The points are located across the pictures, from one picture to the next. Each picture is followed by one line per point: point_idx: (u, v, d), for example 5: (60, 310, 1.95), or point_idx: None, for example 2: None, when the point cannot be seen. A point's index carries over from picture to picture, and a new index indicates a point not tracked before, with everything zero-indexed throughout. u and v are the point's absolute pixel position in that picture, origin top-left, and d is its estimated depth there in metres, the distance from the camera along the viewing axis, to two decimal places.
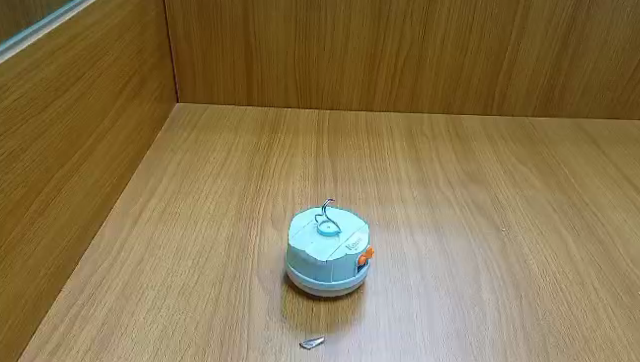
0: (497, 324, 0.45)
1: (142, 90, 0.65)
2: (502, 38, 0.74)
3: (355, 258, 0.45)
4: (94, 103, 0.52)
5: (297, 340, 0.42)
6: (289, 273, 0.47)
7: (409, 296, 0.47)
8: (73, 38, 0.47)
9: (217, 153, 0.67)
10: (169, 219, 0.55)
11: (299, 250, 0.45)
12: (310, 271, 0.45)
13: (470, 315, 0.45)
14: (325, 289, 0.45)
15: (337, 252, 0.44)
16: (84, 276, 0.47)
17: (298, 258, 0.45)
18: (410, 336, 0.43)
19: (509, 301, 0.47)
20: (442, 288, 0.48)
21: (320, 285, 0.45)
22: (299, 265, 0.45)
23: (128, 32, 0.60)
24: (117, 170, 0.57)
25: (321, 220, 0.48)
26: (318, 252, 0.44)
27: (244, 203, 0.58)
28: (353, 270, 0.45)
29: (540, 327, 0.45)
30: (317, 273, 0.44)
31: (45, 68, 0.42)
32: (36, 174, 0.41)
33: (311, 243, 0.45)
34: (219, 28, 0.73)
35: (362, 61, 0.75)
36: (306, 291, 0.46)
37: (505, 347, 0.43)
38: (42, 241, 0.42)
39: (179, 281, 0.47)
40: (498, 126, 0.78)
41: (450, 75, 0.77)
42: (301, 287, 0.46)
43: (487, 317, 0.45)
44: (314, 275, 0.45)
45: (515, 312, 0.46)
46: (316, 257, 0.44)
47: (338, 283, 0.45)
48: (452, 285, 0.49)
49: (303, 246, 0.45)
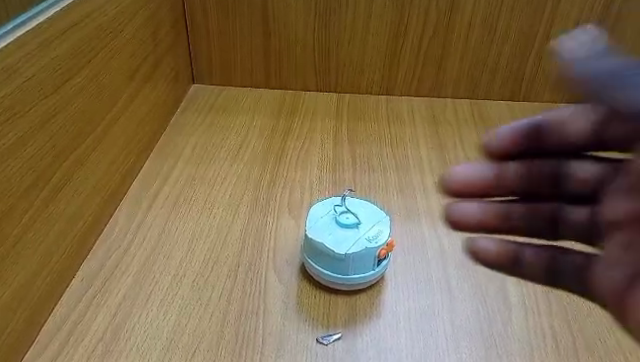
0: (524, 324, 0.42)
1: (158, 71, 0.63)
2: (533, 18, 0.70)
3: (376, 251, 0.43)
4: (108, 84, 0.50)
5: (313, 334, 0.40)
6: (306, 265, 0.45)
7: (430, 290, 0.45)
8: (85, 17, 0.45)
9: (233, 138, 0.65)
10: (183, 206, 0.53)
11: (316, 242, 0.43)
12: (328, 264, 0.43)
13: (494, 313, 0.43)
14: (343, 283, 0.43)
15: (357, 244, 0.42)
16: (98, 262, 0.46)
17: (315, 250, 0.44)
18: (431, 333, 0.41)
19: (536, 299, 0.45)
20: (465, 284, 0.46)
21: (338, 278, 0.43)
22: (316, 257, 0.44)
23: (143, 10, 0.58)
24: (131, 154, 0.56)
25: (339, 211, 0.46)
26: (336, 245, 0.43)
27: (259, 191, 0.56)
28: (373, 263, 0.43)
29: (570, 328, 0.42)
30: (335, 266, 0.43)
31: (57, 48, 0.41)
32: (47, 157, 0.40)
33: (329, 235, 0.44)
34: (237, 8, 0.70)
35: (384, 42, 0.72)
36: (324, 283, 0.44)
37: (531, 348, 0.40)
38: (55, 226, 0.41)
39: (194, 270, 0.46)
40: (525, 112, 0.75)
41: (477, 58, 0.74)
42: (319, 279, 0.44)
43: (513, 315, 0.43)
44: (332, 268, 0.43)
45: (543, 311, 0.44)
46: (334, 250, 0.42)
47: (357, 276, 0.43)
48: (476, 281, 0.46)
49: (321, 238, 0.43)
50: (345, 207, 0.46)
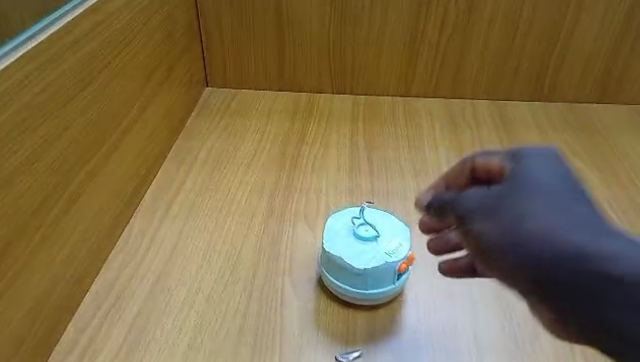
0: (552, 340, 0.41)
1: (171, 76, 0.62)
2: (557, 16, 0.67)
3: (395, 266, 0.42)
4: (121, 92, 0.49)
5: (331, 352, 0.39)
6: (324, 278, 0.44)
7: (456, 301, 0.44)
8: (97, 26, 0.44)
9: (248, 143, 0.64)
10: (198, 215, 0.53)
11: (334, 256, 0.42)
12: (347, 280, 0.42)
13: (520, 329, 0.42)
14: (363, 298, 0.42)
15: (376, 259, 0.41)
16: (112, 275, 0.46)
17: (333, 264, 0.42)
18: (454, 351, 0.40)
19: None
20: (488, 297, 0.44)
21: (358, 293, 0.42)
22: (334, 271, 0.42)
23: (155, 16, 0.57)
24: (145, 162, 0.55)
25: (357, 224, 0.45)
26: (355, 259, 0.42)
27: (275, 199, 0.55)
28: (393, 278, 0.42)
29: None
30: (353, 281, 0.42)
31: (70, 58, 0.40)
32: (60, 171, 0.39)
33: (347, 249, 0.43)
34: (251, 10, 0.69)
35: (402, 42, 0.70)
36: (342, 297, 0.43)
37: None
38: (69, 241, 0.41)
39: (209, 283, 0.45)
40: (548, 114, 0.73)
41: (497, 58, 0.71)
42: (337, 294, 0.43)
43: (540, 331, 0.41)
44: (351, 283, 0.42)
45: None
46: (352, 265, 0.41)
47: (377, 292, 0.42)
48: (500, 294, 0.45)
49: (339, 251, 0.42)
50: (362, 219, 0.45)
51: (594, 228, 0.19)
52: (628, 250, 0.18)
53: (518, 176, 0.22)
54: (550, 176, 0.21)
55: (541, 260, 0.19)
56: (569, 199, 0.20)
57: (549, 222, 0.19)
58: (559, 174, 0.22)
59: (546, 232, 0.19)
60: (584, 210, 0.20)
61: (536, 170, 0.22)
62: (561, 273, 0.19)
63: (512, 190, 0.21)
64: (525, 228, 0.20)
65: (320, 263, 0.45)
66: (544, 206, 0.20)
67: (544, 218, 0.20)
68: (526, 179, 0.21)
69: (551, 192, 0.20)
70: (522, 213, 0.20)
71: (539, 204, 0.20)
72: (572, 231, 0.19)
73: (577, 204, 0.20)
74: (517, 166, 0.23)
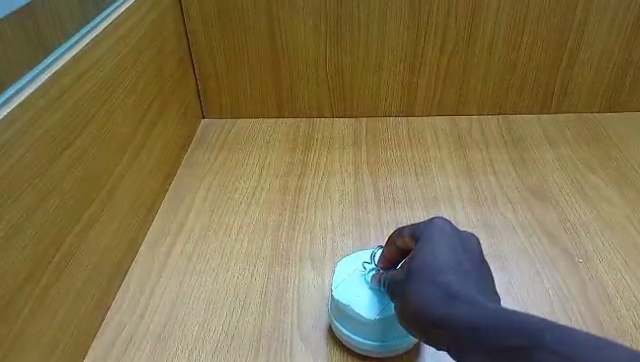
0: None
1: (165, 114, 0.60)
2: (562, 27, 0.65)
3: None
4: (111, 141, 0.47)
5: None
6: (334, 327, 0.42)
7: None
8: (81, 76, 0.42)
9: (247, 179, 0.62)
10: (198, 263, 0.50)
11: (344, 305, 0.40)
12: (357, 331, 0.40)
13: None
14: (376, 350, 0.40)
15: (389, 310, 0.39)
16: (111, 337, 0.43)
17: (342, 313, 0.40)
18: None
19: None
20: None
21: (370, 345, 0.40)
22: (344, 321, 0.40)
23: (144, 56, 0.54)
24: (141, 209, 0.53)
25: (367, 267, 0.42)
26: (366, 308, 0.39)
27: (279, 241, 0.53)
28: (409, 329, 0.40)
29: None
30: (365, 331, 0.39)
31: (52, 116, 0.37)
32: (47, 238, 0.37)
33: (358, 297, 0.40)
34: (243, 39, 0.67)
35: (401, 62, 0.68)
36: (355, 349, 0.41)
37: None
38: (62, 309, 0.38)
39: (213, 340, 0.42)
40: (558, 126, 0.70)
41: (502, 71, 0.68)
42: (349, 345, 0.41)
43: None
44: (362, 334, 0.40)
45: None
46: (363, 314, 0.39)
47: (391, 344, 0.40)
48: None
49: (349, 300, 0.40)
50: (373, 262, 0.42)
51: (451, 295, 0.26)
52: (468, 308, 0.25)
53: (413, 259, 0.31)
54: (430, 256, 0.30)
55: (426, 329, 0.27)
56: (441, 273, 0.28)
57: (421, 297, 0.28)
58: (443, 255, 0.30)
59: (417, 301, 0.28)
60: (451, 279, 0.28)
61: (429, 254, 0.30)
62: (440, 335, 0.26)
63: (411, 277, 0.30)
64: (411, 302, 0.29)
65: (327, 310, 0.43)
66: (421, 286, 0.28)
67: (417, 292, 0.28)
68: (418, 262, 0.30)
69: (425, 270, 0.29)
70: (407, 291, 0.30)
71: (419, 281, 0.29)
72: (436, 302, 0.27)
73: (446, 276, 0.28)
74: (421, 251, 0.31)
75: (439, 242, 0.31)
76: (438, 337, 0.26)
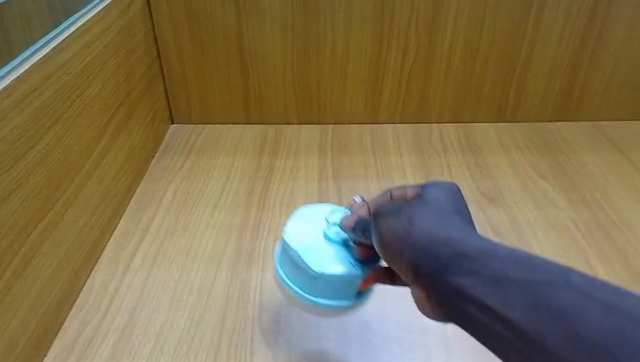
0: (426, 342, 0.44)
1: (133, 118, 0.61)
2: (515, 40, 0.69)
3: (359, 278, 0.41)
4: (77, 142, 0.48)
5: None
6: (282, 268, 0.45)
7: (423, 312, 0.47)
8: (48, 78, 0.43)
9: (213, 182, 0.63)
10: (163, 263, 0.52)
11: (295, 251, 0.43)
12: (308, 286, 0.42)
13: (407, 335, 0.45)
14: (323, 309, 0.43)
15: (340, 266, 0.41)
16: (73, 333, 0.44)
17: (298, 266, 0.43)
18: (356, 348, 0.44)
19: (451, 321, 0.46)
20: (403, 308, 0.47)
21: (319, 303, 0.42)
22: (293, 267, 0.44)
23: (112, 61, 0.56)
24: (107, 210, 0.54)
25: (328, 220, 0.45)
26: (311, 260, 0.42)
27: (243, 241, 0.54)
28: (355, 290, 0.42)
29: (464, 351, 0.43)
30: (304, 282, 0.43)
31: (17, 116, 0.39)
32: (10, 234, 0.37)
33: (310, 248, 0.43)
34: (213, 46, 0.69)
35: (365, 70, 0.71)
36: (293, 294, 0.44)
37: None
38: (23, 304, 0.39)
39: (175, 336, 0.44)
40: (512, 134, 0.73)
41: (461, 81, 0.72)
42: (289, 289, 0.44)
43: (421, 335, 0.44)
44: (312, 293, 0.42)
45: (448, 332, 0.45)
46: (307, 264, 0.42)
47: (337, 304, 0.42)
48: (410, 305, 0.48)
49: (300, 249, 0.43)
50: (336, 215, 0.45)
51: (463, 236, 0.29)
52: (480, 244, 0.27)
53: (420, 206, 0.34)
54: (439, 207, 0.33)
55: (424, 256, 0.29)
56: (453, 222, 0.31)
57: (428, 231, 0.30)
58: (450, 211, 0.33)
59: (422, 230, 0.31)
60: (460, 228, 0.30)
61: (438, 205, 0.33)
62: (437, 261, 0.28)
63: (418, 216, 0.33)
64: (413, 227, 0.31)
65: (281, 261, 0.45)
66: (431, 224, 0.31)
67: (425, 221, 0.31)
68: (428, 207, 0.33)
69: (437, 211, 0.33)
70: (413, 219, 0.32)
71: (430, 220, 0.31)
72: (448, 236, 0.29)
73: (455, 225, 0.31)
74: (430, 201, 0.34)
75: (447, 196, 0.35)
76: (430, 256, 0.29)
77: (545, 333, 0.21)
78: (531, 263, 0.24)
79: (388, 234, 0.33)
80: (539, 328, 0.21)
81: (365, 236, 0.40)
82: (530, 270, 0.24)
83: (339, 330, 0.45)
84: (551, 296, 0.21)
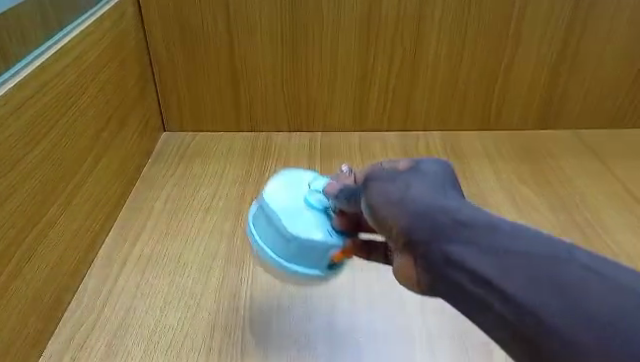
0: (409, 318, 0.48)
1: (126, 126, 0.63)
2: (497, 51, 0.71)
3: (333, 250, 0.40)
4: (72, 148, 0.49)
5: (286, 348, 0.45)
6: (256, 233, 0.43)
7: (409, 312, 0.48)
8: (43, 87, 0.44)
9: (205, 188, 0.65)
10: (156, 266, 0.53)
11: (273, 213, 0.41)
12: (280, 249, 0.40)
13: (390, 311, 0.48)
14: (291, 275, 0.41)
15: (317, 234, 0.40)
16: (68, 335, 0.45)
17: (273, 226, 0.41)
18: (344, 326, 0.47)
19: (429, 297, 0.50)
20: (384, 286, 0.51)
21: (288, 269, 0.40)
22: (268, 230, 0.42)
23: (105, 70, 0.57)
24: (100, 214, 0.55)
25: (312, 187, 0.43)
26: (290, 223, 0.40)
27: (234, 245, 0.56)
28: (325, 263, 0.40)
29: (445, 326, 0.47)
30: (278, 246, 0.40)
31: (13, 123, 0.40)
32: (6, 238, 0.38)
33: (289, 212, 0.41)
34: (204, 56, 0.70)
35: (353, 79, 0.73)
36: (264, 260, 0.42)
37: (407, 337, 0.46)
38: (19, 307, 0.40)
39: (168, 337, 0.45)
40: (495, 141, 0.76)
41: (445, 90, 0.74)
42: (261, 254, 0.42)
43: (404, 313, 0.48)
44: (286, 257, 0.40)
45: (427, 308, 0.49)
46: (284, 227, 0.40)
47: (306, 273, 0.40)
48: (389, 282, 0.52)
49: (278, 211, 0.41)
50: (320, 183, 0.44)
51: (461, 206, 0.30)
52: (481, 215, 0.28)
53: (411, 172, 0.34)
54: (430, 176, 0.34)
55: (419, 220, 0.30)
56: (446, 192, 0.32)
57: (424, 197, 0.31)
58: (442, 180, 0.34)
59: (417, 196, 0.31)
60: (454, 198, 0.31)
61: (430, 174, 0.34)
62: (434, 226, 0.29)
63: (411, 182, 0.33)
64: (409, 193, 0.32)
65: (256, 219, 0.43)
66: (427, 191, 0.32)
67: (424, 190, 0.32)
68: (422, 176, 0.34)
69: (433, 182, 0.33)
70: (409, 185, 0.33)
71: (426, 188, 0.32)
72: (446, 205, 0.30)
73: (449, 195, 0.32)
74: (420, 168, 0.35)
75: (440, 167, 0.35)
76: (428, 222, 0.29)
77: (552, 310, 0.22)
78: (540, 241, 0.26)
79: (379, 195, 0.33)
80: (546, 305, 0.23)
81: (348, 205, 0.39)
82: (538, 247, 0.25)
83: (328, 330, 0.46)
84: (561, 277, 0.23)
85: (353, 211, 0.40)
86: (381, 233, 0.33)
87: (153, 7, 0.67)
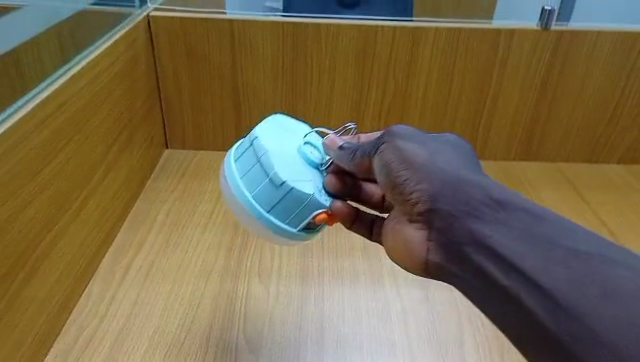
0: (395, 325, 0.52)
1: (132, 142, 0.66)
2: (482, 86, 0.76)
3: (312, 212, 0.43)
4: (84, 162, 0.53)
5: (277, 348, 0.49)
6: (239, 170, 0.44)
7: (394, 320, 0.53)
8: (62, 105, 0.48)
9: (205, 204, 0.68)
10: (155, 276, 0.56)
11: (268, 154, 0.43)
12: (262, 196, 0.42)
13: (378, 317, 0.53)
14: (265, 223, 0.43)
15: (302, 192, 0.42)
16: (72, 337, 0.48)
17: (260, 171, 0.43)
18: (335, 327, 0.51)
19: (415, 308, 0.55)
20: (371, 296, 0.56)
21: (264, 218, 0.43)
22: (256, 169, 0.43)
23: (117, 90, 0.61)
24: (105, 226, 0.58)
25: (305, 141, 0.46)
26: (285, 170, 0.43)
27: (230, 258, 0.59)
28: (305, 221, 0.43)
29: (425, 336, 0.51)
30: (265, 190, 0.42)
31: (35, 138, 0.44)
32: (24, 243, 0.42)
33: (285, 160, 0.44)
34: (209, 80, 0.75)
35: (348, 106, 0.77)
36: (242, 200, 0.43)
37: (392, 343, 0.50)
38: (30, 308, 0.43)
39: (166, 342, 0.48)
40: None
41: (434, 120, 0.79)
42: (240, 194, 0.43)
43: (392, 322, 0.53)
44: (270, 203, 0.42)
45: (412, 318, 0.53)
46: (279, 172, 0.42)
47: (281, 227, 0.43)
48: (377, 294, 0.56)
49: (274, 155, 0.43)
50: (313, 139, 0.47)
51: (498, 187, 0.34)
52: (520, 201, 0.33)
53: (441, 145, 0.38)
54: (457, 151, 0.38)
55: (455, 197, 0.34)
56: (477, 172, 0.36)
57: (456, 173, 0.35)
58: (467, 158, 0.38)
59: (447, 170, 0.35)
60: (484, 177, 0.36)
61: (456, 150, 0.38)
62: (472, 205, 0.33)
63: (439, 155, 0.37)
64: (440, 165, 0.36)
65: (241, 157, 0.45)
66: (461, 168, 0.36)
67: (455, 164, 0.36)
68: (449, 150, 0.38)
69: (458, 156, 0.38)
70: (439, 156, 0.37)
71: (459, 164, 0.36)
72: (481, 185, 0.34)
73: (481, 174, 0.36)
74: (448, 144, 0.39)
75: (462, 145, 0.40)
76: (459, 198, 0.34)
77: (600, 314, 0.27)
78: (575, 235, 0.31)
79: (400, 157, 0.37)
80: (595, 309, 0.28)
81: (351, 161, 0.43)
82: (579, 244, 0.31)
83: (317, 342, 0.50)
84: (605, 279, 0.28)
85: (352, 171, 0.44)
86: (400, 197, 0.38)
87: (162, 31, 0.72)
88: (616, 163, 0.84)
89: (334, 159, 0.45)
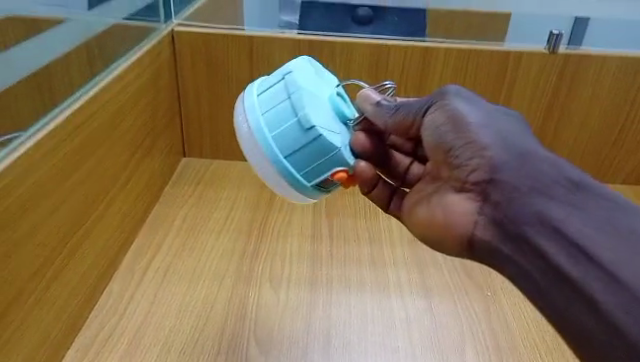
0: (398, 333, 0.54)
1: (154, 150, 0.70)
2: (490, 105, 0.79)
3: (332, 169, 0.44)
4: (110, 167, 0.56)
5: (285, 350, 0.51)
6: (264, 106, 0.45)
7: (399, 327, 0.55)
8: (93, 114, 0.52)
9: (219, 211, 0.71)
10: (171, 278, 0.59)
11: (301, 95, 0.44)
12: (286, 139, 0.43)
13: (382, 324, 0.55)
14: (281, 168, 0.44)
15: (329, 143, 0.43)
16: (93, 332, 0.51)
17: (288, 111, 0.44)
18: (340, 332, 0.54)
19: (419, 318, 0.57)
20: (376, 304, 0.58)
21: (279, 164, 0.44)
22: (284, 107, 0.44)
23: (141, 100, 0.65)
24: (126, 229, 0.61)
25: (337, 93, 0.47)
26: (315, 116, 0.43)
27: (242, 264, 0.62)
28: (320, 176, 0.45)
29: (427, 344, 0.53)
30: (291, 132, 0.43)
31: (68, 143, 0.47)
32: (54, 241, 0.45)
33: (317, 106, 0.44)
34: (227, 92, 0.78)
35: None
36: (263, 137, 0.44)
37: (394, 349, 0.52)
38: (56, 302, 0.46)
39: (180, 341, 0.51)
40: None
41: None
42: (262, 130, 0.44)
43: (395, 329, 0.55)
44: (292, 147, 0.43)
45: (415, 327, 0.55)
46: (310, 116, 0.43)
47: (296, 175, 0.44)
48: (383, 303, 0.58)
49: (307, 97, 0.44)
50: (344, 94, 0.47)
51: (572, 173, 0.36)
52: (592, 185, 0.35)
53: (510, 126, 0.40)
54: (526, 134, 0.40)
55: (524, 174, 0.36)
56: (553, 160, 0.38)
57: (528, 153, 0.38)
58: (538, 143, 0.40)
59: (515, 148, 0.38)
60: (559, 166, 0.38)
61: (525, 133, 0.40)
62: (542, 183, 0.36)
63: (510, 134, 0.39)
64: (508, 143, 0.38)
65: (268, 93, 0.45)
66: (535, 151, 0.38)
67: (523, 140, 0.39)
68: (519, 131, 0.40)
69: (526, 136, 0.40)
70: (506, 133, 0.39)
71: (531, 147, 0.38)
72: (555, 168, 0.36)
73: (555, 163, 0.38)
74: (520, 127, 0.41)
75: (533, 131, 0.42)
76: (527, 173, 0.36)
77: None
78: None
79: (455, 122, 0.40)
80: None
81: (391, 116, 0.46)
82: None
83: (323, 346, 0.52)
84: None
85: (385, 128, 0.47)
86: (455, 164, 0.41)
87: (185, 45, 0.75)
88: (622, 183, 0.85)
89: (368, 113, 0.47)
